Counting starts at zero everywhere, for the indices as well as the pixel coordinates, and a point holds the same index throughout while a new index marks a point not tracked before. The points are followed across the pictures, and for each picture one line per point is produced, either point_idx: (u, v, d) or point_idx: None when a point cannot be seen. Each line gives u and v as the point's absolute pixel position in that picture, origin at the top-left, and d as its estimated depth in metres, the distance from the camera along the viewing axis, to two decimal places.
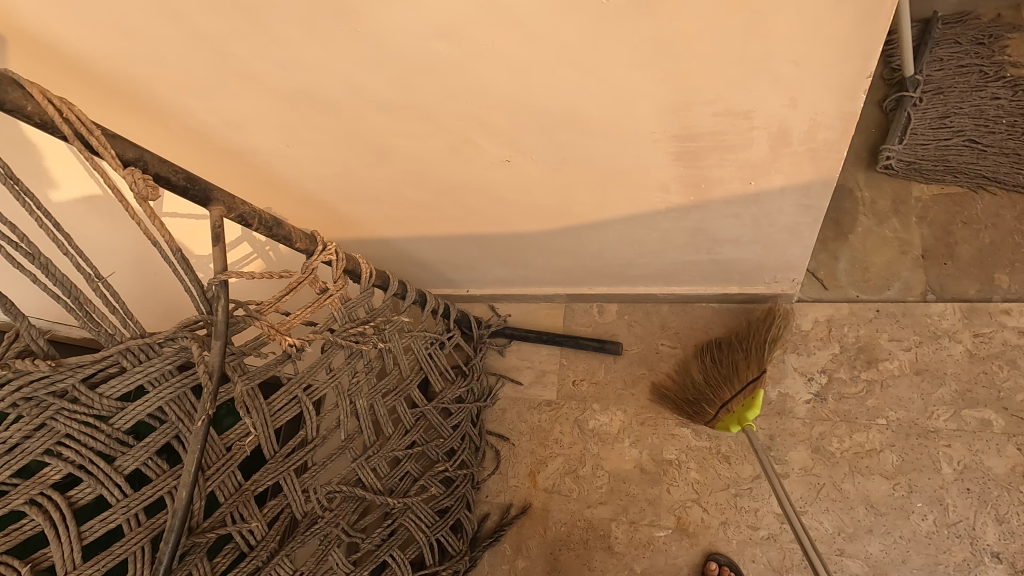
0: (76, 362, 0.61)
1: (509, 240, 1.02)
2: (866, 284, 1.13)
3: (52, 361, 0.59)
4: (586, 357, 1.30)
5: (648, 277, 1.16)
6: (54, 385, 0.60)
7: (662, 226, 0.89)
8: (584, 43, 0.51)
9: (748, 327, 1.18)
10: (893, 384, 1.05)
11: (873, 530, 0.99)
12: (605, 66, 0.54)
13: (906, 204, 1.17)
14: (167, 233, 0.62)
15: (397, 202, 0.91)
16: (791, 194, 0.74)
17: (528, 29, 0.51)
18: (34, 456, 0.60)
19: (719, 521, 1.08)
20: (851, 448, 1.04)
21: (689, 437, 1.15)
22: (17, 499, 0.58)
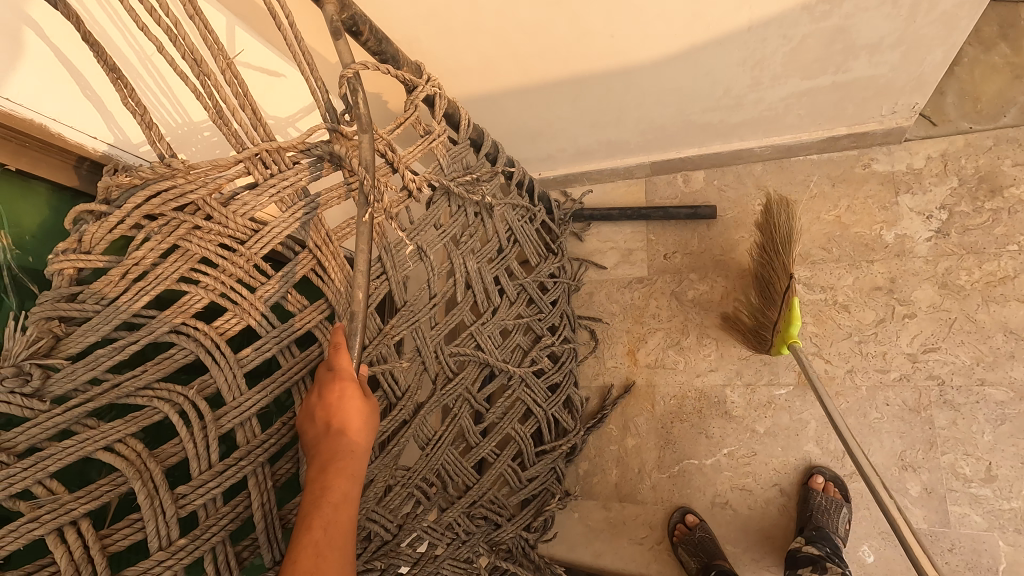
0: (206, 169, 0.53)
1: (616, 80, 0.94)
2: (977, 114, 1.07)
3: (182, 164, 0.52)
4: (676, 228, 1.23)
5: (750, 126, 1.08)
6: (184, 197, 0.52)
7: (800, 32, 0.82)
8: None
9: (853, 174, 1.11)
10: (1022, 209, 1.00)
11: (1016, 355, 0.95)
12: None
13: (1014, 28, 1.10)
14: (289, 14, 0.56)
15: (502, 24, 0.82)
16: None
17: None
18: (171, 283, 0.51)
19: (845, 371, 1.04)
20: (984, 280, 0.99)
21: (801, 293, 1.10)
22: (163, 326, 0.49)
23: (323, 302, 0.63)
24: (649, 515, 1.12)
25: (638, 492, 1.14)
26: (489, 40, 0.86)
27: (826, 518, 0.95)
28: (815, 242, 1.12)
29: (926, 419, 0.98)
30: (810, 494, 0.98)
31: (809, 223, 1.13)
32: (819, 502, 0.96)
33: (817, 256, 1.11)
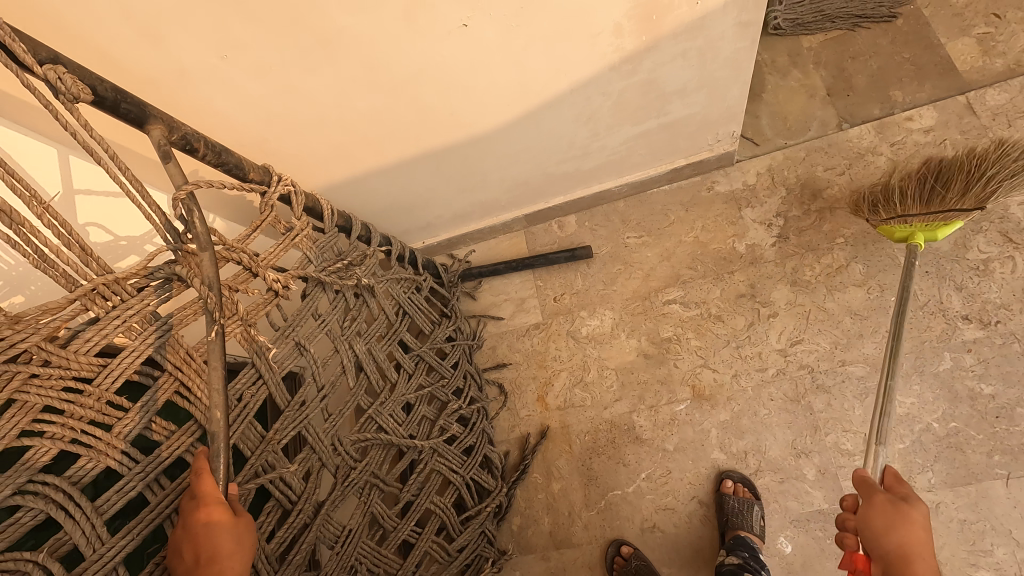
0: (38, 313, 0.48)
1: (469, 149, 1.00)
2: (788, 131, 1.23)
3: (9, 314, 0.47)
4: (560, 271, 1.29)
5: (602, 170, 1.18)
6: (17, 347, 0.46)
7: (616, 88, 0.91)
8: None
9: (701, 197, 1.23)
10: (840, 206, 1.14)
11: (864, 333, 1.07)
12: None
13: (801, 56, 1.29)
14: (109, 148, 0.54)
15: (346, 118, 0.85)
16: (732, 9, 0.79)
17: None
18: (11, 442, 0.46)
19: (731, 377, 1.12)
20: (825, 273, 1.12)
21: (679, 311, 1.19)
22: (5, 492, 0.44)
23: (193, 423, 0.59)
24: (587, 556, 1.12)
25: (572, 535, 1.14)
26: (340, 132, 0.88)
27: (740, 523, 0.99)
28: (682, 264, 1.21)
29: (807, 407, 1.07)
30: (731, 497, 1.02)
31: (673, 247, 1.23)
32: (736, 506, 1.00)
33: (687, 276, 1.20)
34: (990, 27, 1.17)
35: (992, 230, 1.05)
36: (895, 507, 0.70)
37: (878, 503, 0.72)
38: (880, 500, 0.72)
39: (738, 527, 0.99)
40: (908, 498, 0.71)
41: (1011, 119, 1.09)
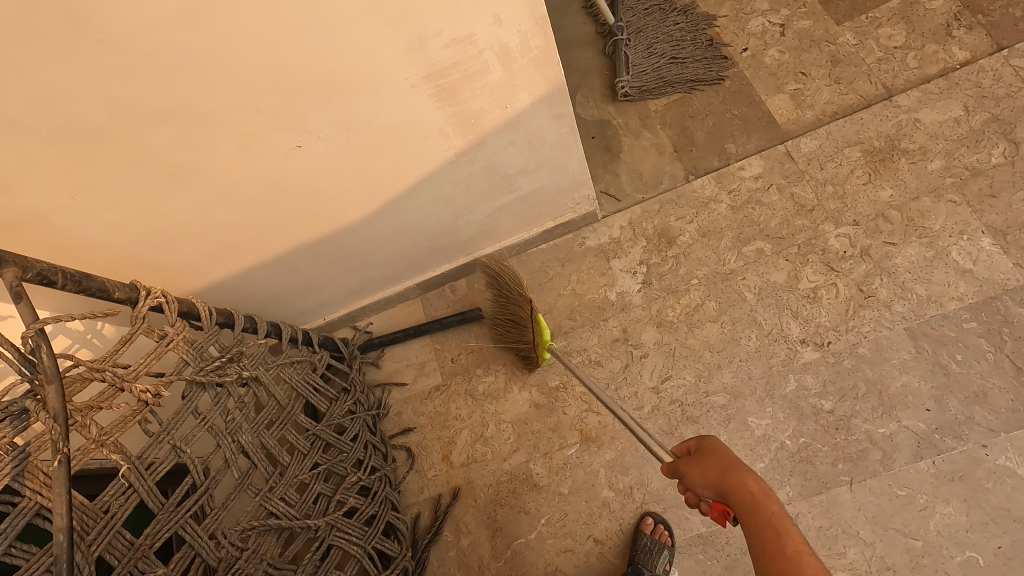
0: None
1: (340, 238, 1.08)
2: (644, 185, 1.37)
3: None
4: (455, 334, 1.38)
5: (477, 239, 1.28)
6: None
7: (462, 175, 1.02)
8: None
9: (574, 252, 1.35)
10: (692, 251, 1.28)
11: (722, 365, 1.19)
12: (352, 20, 0.66)
13: (650, 117, 1.44)
14: None
15: (211, 228, 0.92)
16: (542, 107, 0.91)
17: None
18: None
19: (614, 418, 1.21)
20: (684, 312, 1.24)
21: (564, 360, 1.28)
22: None
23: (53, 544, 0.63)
24: None
25: None
26: (208, 240, 0.95)
27: (643, 556, 1.07)
28: (563, 315, 1.31)
29: (679, 438, 1.16)
30: (647, 535, 1.10)
31: (554, 300, 1.33)
32: (646, 542, 1.09)
33: (568, 326, 1.30)
34: (799, 84, 1.34)
35: (817, 261, 1.20)
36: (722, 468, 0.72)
37: (699, 467, 0.75)
38: (685, 463, 0.77)
39: (640, 559, 1.06)
40: (713, 453, 0.75)
41: (821, 164, 1.25)
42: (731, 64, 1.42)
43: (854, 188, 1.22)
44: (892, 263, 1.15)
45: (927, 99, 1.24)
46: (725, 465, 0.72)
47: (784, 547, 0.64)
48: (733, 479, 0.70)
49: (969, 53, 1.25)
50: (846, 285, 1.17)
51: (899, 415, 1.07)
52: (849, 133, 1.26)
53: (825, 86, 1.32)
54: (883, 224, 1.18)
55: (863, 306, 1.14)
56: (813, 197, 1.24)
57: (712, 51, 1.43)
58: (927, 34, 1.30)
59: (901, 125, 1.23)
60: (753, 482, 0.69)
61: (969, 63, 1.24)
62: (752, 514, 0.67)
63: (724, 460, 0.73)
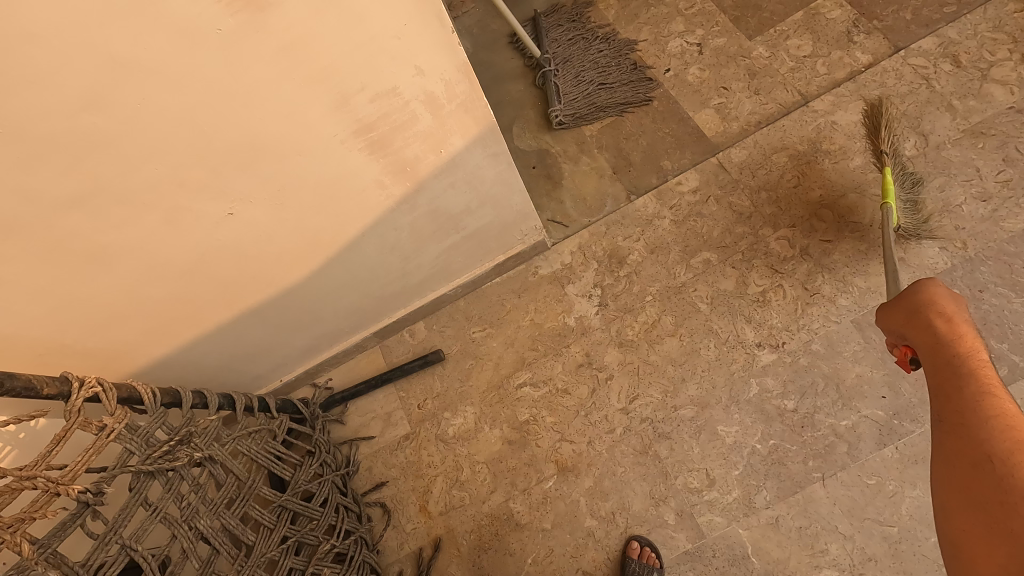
0: None
1: (286, 298, 1.05)
2: (589, 209, 1.39)
3: None
4: (418, 379, 1.35)
5: (430, 281, 1.26)
6: None
7: (405, 221, 1.01)
8: (224, 62, 0.59)
9: (529, 283, 1.35)
10: (643, 268, 1.30)
11: (686, 377, 1.20)
12: (271, 87, 0.65)
13: (586, 142, 1.47)
14: None
15: (144, 305, 0.88)
16: (476, 148, 0.92)
17: (168, 77, 0.58)
18: None
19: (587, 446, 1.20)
20: (643, 330, 1.25)
21: (531, 392, 1.27)
22: None
23: None
24: None
25: None
26: (143, 318, 0.90)
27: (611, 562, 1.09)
28: (525, 347, 1.31)
29: (654, 456, 1.16)
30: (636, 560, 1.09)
31: (514, 333, 1.32)
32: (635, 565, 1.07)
33: (531, 357, 1.30)
34: (722, 98, 1.40)
35: (762, 265, 1.23)
36: (915, 312, 0.80)
37: (899, 317, 0.82)
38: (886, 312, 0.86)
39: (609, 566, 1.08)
40: (911, 292, 0.81)
41: (753, 172, 1.31)
42: (656, 84, 1.46)
43: (786, 192, 1.27)
44: (831, 260, 1.20)
45: (840, 102, 1.31)
46: (916, 308, 0.80)
47: (982, 411, 0.67)
48: (923, 318, 0.78)
49: (871, 56, 1.33)
50: (792, 285, 1.21)
51: (857, 406, 1.10)
52: (774, 140, 1.32)
53: (746, 98, 1.38)
54: (817, 223, 1.23)
55: (811, 304, 1.18)
56: (750, 204, 1.28)
57: (637, 74, 1.48)
58: (831, 42, 1.37)
59: (820, 129, 1.30)
60: (938, 320, 0.77)
61: (873, 65, 1.32)
62: (938, 356, 0.75)
63: (918, 304, 0.80)
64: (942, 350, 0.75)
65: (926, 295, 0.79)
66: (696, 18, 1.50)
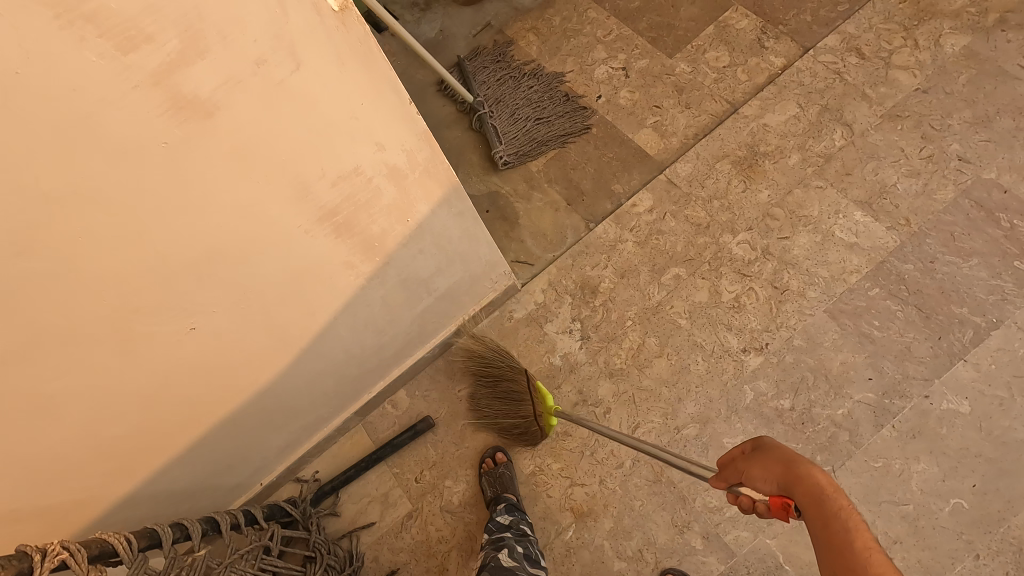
0: None
1: (260, 400, 0.96)
2: (551, 244, 1.38)
3: None
4: (411, 450, 1.27)
5: (407, 347, 1.20)
6: None
7: (378, 295, 0.95)
8: (173, 175, 0.53)
9: (506, 329, 1.31)
10: (617, 294, 1.29)
11: (682, 396, 1.19)
12: (228, 191, 0.58)
13: (535, 177, 1.46)
14: None
15: (103, 445, 0.77)
16: (442, 210, 0.88)
17: (110, 203, 0.51)
18: None
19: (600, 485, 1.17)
20: (629, 356, 1.24)
21: (531, 442, 1.23)
22: None
23: None
24: None
25: None
26: (102, 459, 0.80)
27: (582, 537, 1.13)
28: (516, 396, 1.26)
29: (668, 483, 1.14)
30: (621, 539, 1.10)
31: (502, 383, 1.28)
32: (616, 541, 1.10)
33: None
34: (656, 117, 1.44)
35: (729, 272, 1.26)
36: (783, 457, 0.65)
37: (754, 462, 0.67)
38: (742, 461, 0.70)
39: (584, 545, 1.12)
40: (766, 445, 0.68)
41: (701, 183, 1.34)
42: (590, 112, 1.49)
43: (736, 197, 1.31)
44: (792, 256, 1.24)
45: (766, 105, 1.37)
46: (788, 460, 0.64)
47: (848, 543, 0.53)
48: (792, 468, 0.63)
49: (784, 59, 1.41)
50: (762, 286, 1.23)
51: (848, 392, 1.13)
52: (714, 149, 1.36)
53: (679, 113, 1.43)
54: (771, 222, 1.27)
55: (783, 301, 1.21)
56: (705, 214, 1.31)
57: (570, 104, 1.50)
58: (746, 50, 1.44)
59: (754, 132, 1.35)
60: (818, 472, 0.60)
61: (788, 67, 1.40)
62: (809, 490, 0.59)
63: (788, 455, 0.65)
64: (811, 485, 0.59)
65: (789, 453, 0.65)
66: (616, 44, 1.54)
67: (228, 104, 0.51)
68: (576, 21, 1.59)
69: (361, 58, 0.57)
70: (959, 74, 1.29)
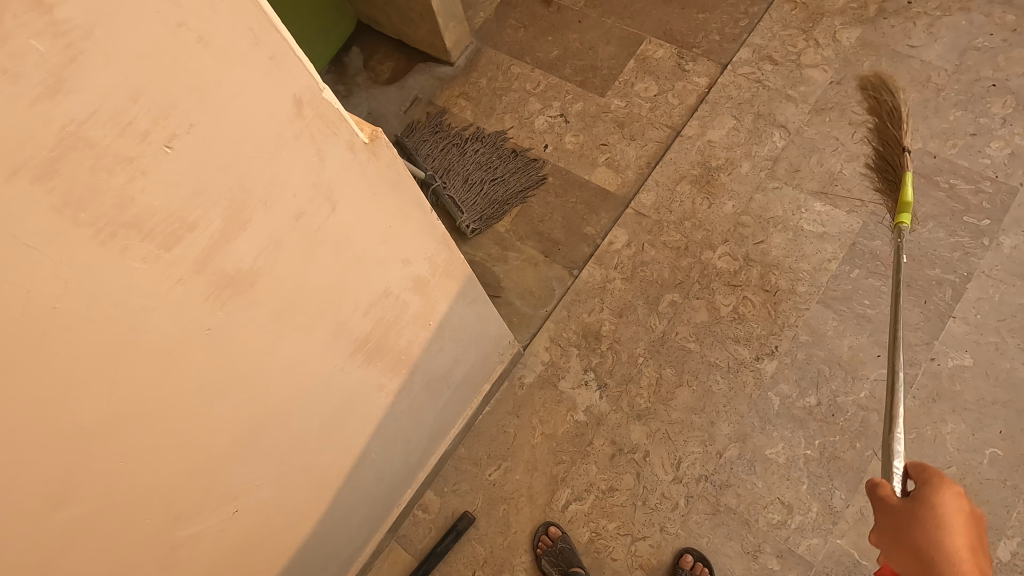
0: None
1: (299, 556, 0.86)
2: (541, 300, 1.36)
3: None
4: (457, 553, 1.18)
5: (429, 446, 1.13)
6: None
7: (404, 407, 0.89)
8: (227, 347, 0.52)
9: (521, 397, 1.27)
10: (621, 334, 1.29)
11: (713, 419, 1.19)
12: (278, 352, 0.57)
13: (505, 237, 1.45)
14: None
15: None
16: (459, 304, 0.84)
17: (162, 400, 0.49)
18: None
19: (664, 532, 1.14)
20: (651, 393, 1.23)
21: (580, 507, 1.18)
22: None
23: None
24: None
25: None
26: None
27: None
28: (550, 464, 1.21)
29: (727, 510, 1.13)
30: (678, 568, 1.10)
31: (532, 454, 1.22)
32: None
33: (562, 471, 1.20)
34: (606, 154, 1.48)
35: (720, 286, 1.29)
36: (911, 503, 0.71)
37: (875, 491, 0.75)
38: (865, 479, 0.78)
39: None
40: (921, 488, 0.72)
41: (668, 208, 1.38)
42: (541, 162, 1.50)
43: (704, 214, 1.35)
44: (772, 257, 1.29)
45: (704, 123, 1.44)
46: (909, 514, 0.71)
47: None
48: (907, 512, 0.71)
49: (707, 78, 1.49)
50: (754, 292, 1.27)
51: (864, 374, 1.17)
52: (670, 174, 1.41)
53: (627, 146, 1.47)
54: (744, 230, 1.32)
55: (778, 302, 1.25)
56: (681, 237, 1.34)
57: (520, 159, 1.51)
58: (670, 76, 1.52)
59: (701, 150, 1.41)
60: (940, 508, 0.69)
61: (712, 84, 1.49)
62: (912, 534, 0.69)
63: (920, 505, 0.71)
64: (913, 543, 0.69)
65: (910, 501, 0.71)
66: (547, 94, 1.58)
67: (270, 269, 0.51)
68: (503, 80, 1.62)
69: (384, 184, 0.57)
70: (862, 62, 1.42)
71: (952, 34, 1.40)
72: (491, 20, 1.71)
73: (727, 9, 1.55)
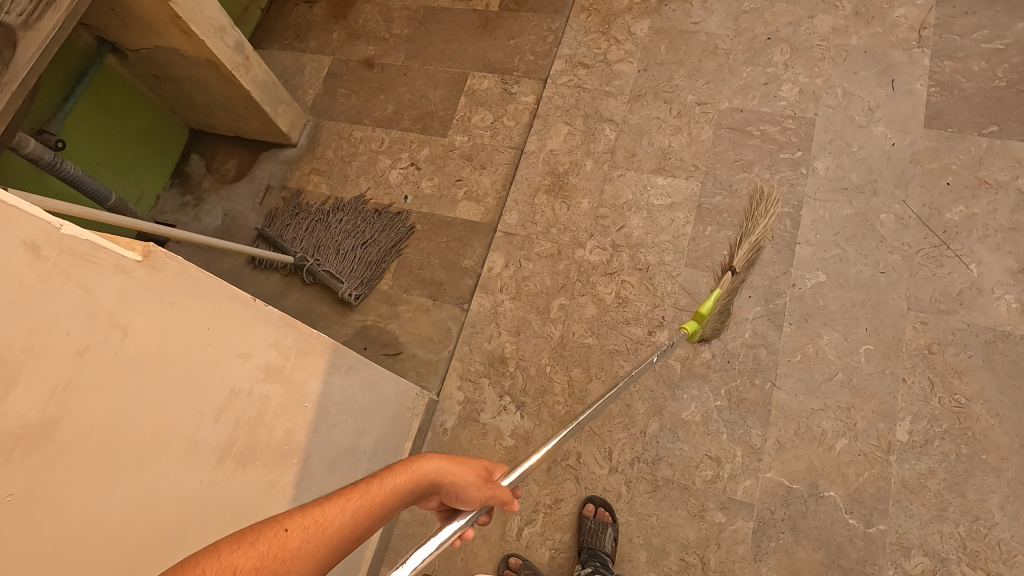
0: None
1: None
2: (441, 343, 1.38)
3: None
4: None
5: None
6: None
7: (315, 494, 0.88)
8: (57, 507, 0.49)
9: (448, 442, 1.28)
10: (523, 351, 1.33)
11: (628, 402, 1.25)
12: (126, 485, 0.56)
13: (391, 294, 1.46)
14: None
15: None
16: (331, 376, 0.86)
17: None
18: None
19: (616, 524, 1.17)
20: (566, 396, 1.27)
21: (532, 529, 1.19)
22: None
23: None
24: None
25: None
26: None
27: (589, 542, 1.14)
28: None
29: (665, 482, 1.18)
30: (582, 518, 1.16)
31: None
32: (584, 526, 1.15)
33: None
34: (463, 188, 1.53)
35: (599, 278, 1.36)
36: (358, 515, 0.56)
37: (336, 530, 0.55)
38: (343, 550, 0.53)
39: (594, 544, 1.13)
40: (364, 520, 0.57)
41: (532, 221, 1.44)
42: (406, 214, 1.53)
43: (565, 217, 1.43)
44: (635, 238, 1.38)
45: (542, 135, 1.53)
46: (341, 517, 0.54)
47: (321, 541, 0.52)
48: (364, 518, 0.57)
49: (532, 95, 1.60)
50: (629, 274, 1.35)
51: (743, 316, 1.26)
52: (525, 190, 1.48)
53: (479, 176, 1.54)
54: (604, 221, 1.41)
55: (653, 277, 1.34)
56: (551, 244, 1.41)
57: (384, 216, 1.54)
58: (500, 102, 1.61)
59: (546, 160, 1.50)
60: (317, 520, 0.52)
61: (539, 100, 1.59)
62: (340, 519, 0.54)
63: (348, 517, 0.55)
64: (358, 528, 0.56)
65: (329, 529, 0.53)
66: (393, 148, 1.63)
67: (70, 410, 0.50)
68: (348, 147, 1.66)
69: (183, 290, 0.61)
70: (658, 47, 1.56)
71: (723, 5, 1.57)
72: (322, 94, 1.75)
73: (531, 31, 1.67)
